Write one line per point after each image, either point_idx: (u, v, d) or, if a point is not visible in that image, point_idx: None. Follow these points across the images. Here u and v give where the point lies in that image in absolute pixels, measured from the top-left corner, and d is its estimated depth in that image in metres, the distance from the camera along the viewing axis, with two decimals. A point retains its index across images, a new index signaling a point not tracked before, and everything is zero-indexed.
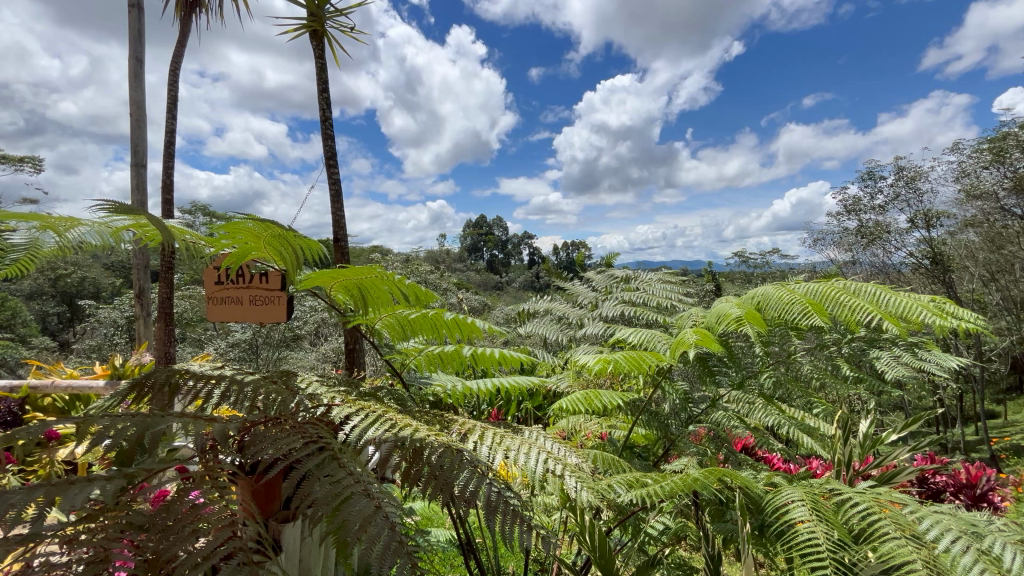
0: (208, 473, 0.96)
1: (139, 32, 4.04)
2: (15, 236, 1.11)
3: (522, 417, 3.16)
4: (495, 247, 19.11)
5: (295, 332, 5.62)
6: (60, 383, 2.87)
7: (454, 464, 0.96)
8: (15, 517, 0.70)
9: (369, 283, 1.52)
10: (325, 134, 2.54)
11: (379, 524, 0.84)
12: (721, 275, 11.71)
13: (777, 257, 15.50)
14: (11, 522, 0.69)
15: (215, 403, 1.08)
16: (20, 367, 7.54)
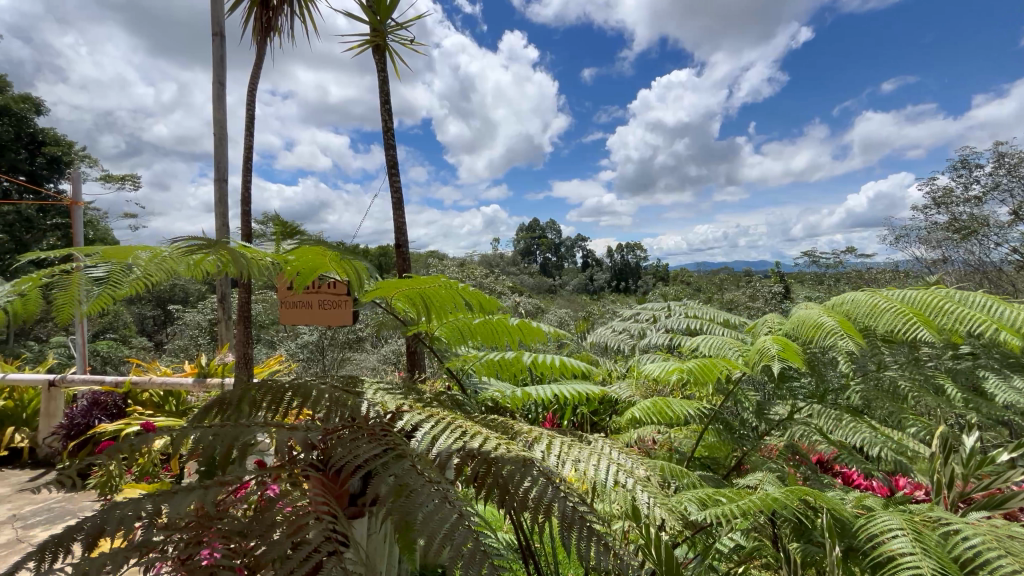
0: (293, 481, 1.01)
1: (221, 57, 4.37)
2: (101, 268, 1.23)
3: (578, 422, 3.07)
4: (549, 251, 18.94)
5: (358, 334, 5.89)
6: (155, 379, 3.16)
7: (527, 475, 0.95)
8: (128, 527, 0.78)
9: (432, 293, 1.55)
10: (388, 144, 2.63)
11: (463, 533, 0.85)
12: (790, 277, 10.99)
13: (853, 256, 14.32)
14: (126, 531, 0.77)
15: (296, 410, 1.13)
16: (122, 364, 8.38)
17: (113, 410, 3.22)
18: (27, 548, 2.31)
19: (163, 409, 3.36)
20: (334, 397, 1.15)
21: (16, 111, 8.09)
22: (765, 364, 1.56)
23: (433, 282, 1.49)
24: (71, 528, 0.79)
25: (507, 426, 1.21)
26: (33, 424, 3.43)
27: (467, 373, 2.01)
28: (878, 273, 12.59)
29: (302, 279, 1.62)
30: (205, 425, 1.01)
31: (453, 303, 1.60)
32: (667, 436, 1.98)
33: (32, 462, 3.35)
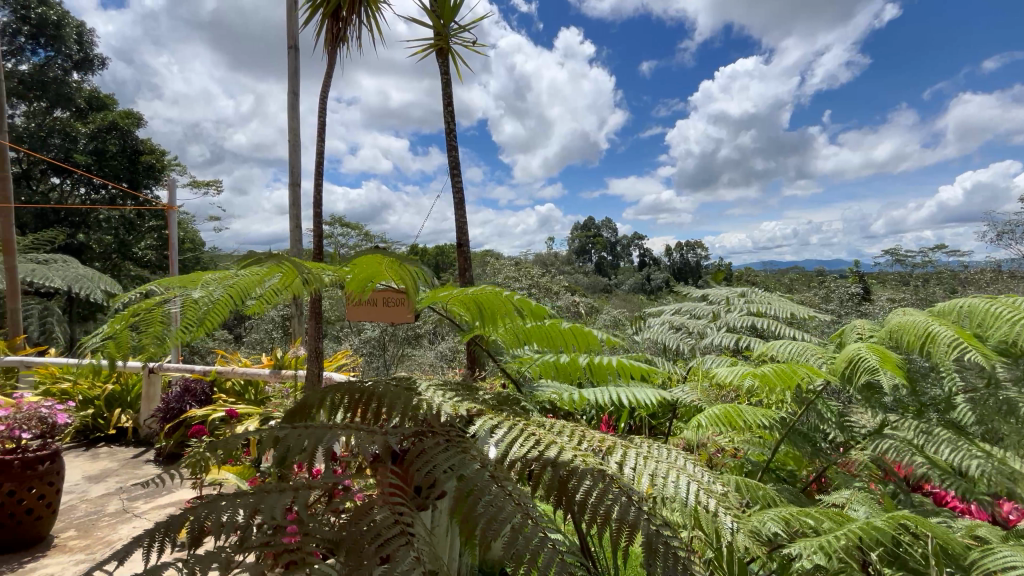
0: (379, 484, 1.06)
1: (295, 69, 4.63)
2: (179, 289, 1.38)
3: (636, 424, 2.97)
4: (604, 250, 18.41)
5: (416, 330, 6.06)
6: (238, 369, 3.42)
7: (605, 490, 0.94)
8: (227, 519, 0.86)
9: (484, 299, 1.55)
10: (451, 144, 2.67)
11: (548, 550, 0.82)
12: (871, 279, 10.12)
13: (946, 254, 12.95)
14: (224, 524, 0.85)
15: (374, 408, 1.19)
16: (207, 355, 9.13)
17: (202, 397, 3.53)
18: (132, 517, 2.58)
19: (243, 397, 3.62)
20: (408, 400, 1.19)
21: (121, 124, 9.04)
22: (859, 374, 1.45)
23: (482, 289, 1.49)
24: (174, 522, 0.87)
25: (576, 433, 1.20)
26: (136, 406, 3.83)
27: (523, 374, 2.01)
28: (977, 272, 11.30)
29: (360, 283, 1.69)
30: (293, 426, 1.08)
31: (505, 310, 1.58)
32: (734, 444, 1.87)
33: (135, 441, 3.73)
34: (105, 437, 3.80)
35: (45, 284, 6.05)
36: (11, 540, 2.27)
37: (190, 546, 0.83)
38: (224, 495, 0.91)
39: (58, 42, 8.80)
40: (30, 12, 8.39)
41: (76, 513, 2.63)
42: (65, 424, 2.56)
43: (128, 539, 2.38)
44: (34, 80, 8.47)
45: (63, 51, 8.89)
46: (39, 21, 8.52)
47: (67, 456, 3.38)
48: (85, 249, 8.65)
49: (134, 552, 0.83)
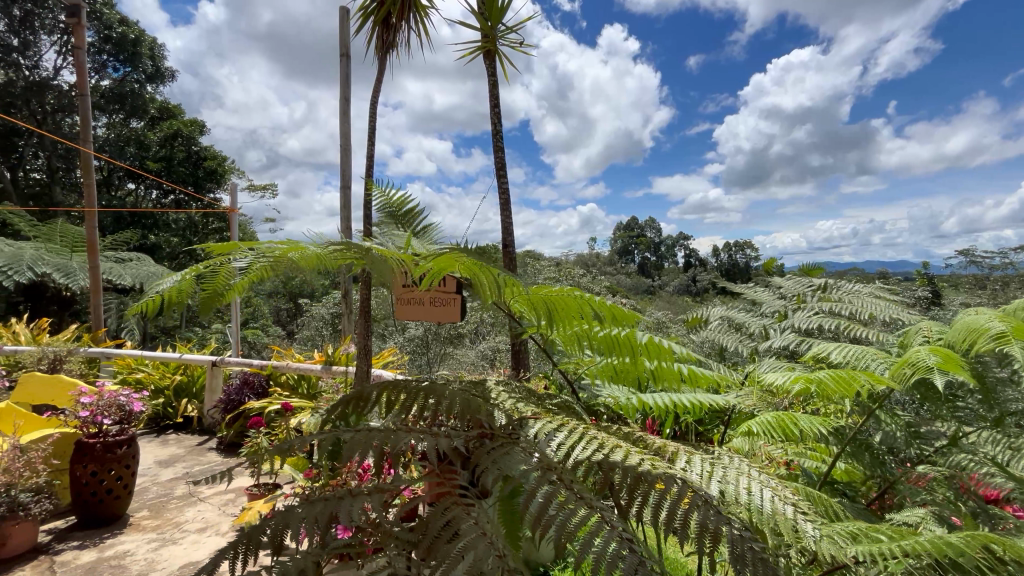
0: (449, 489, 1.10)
1: (346, 76, 4.79)
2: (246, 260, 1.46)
3: (680, 429, 2.84)
4: (648, 250, 17.71)
5: (460, 330, 6.12)
6: (292, 365, 3.58)
7: (683, 490, 0.94)
8: (309, 525, 0.92)
9: (559, 301, 1.58)
10: (498, 145, 2.67)
11: (628, 553, 0.83)
12: (945, 281, 9.29)
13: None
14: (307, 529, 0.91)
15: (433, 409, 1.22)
16: (262, 350, 9.60)
17: (259, 389, 3.72)
18: (197, 501, 2.75)
19: (297, 391, 3.78)
20: (463, 401, 1.22)
21: (186, 132, 9.68)
22: (918, 378, 1.34)
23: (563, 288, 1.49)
24: (253, 531, 0.93)
25: (636, 438, 1.20)
26: (199, 396, 4.10)
27: (578, 374, 2.01)
28: None
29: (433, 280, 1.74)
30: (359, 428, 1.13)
31: (580, 312, 1.61)
32: (791, 455, 1.77)
33: (200, 429, 3.98)
34: (174, 424, 4.09)
35: (122, 282, 6.59)
36: (93, 517, 2.47)
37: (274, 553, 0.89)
38: (298, 502, 0.97)
39: (135, 58, 9.54)
40: (111, 32, 9.16)
41: (148, 494, 2.84)
42: (140, 412, 2.76)
43: (194, 521, 2.54)
44: (114, 94, 9.24)
45: (139, 66, 9.64)
46: (119, 40, 9.27)
47: (141, 441, 3.67)
48: (156, 249, 9.34)
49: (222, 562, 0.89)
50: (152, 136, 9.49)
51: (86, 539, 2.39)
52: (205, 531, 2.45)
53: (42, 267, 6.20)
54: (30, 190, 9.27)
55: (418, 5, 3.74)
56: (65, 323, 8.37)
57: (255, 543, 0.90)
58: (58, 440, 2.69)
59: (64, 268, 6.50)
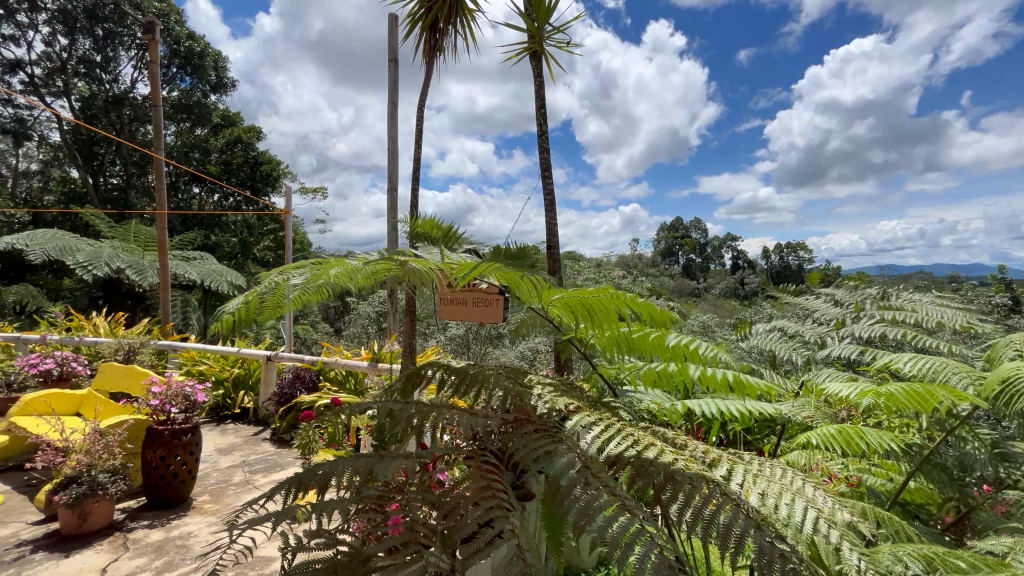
0: (481, 472, 1.14)
1: (394, 81, 4.92)
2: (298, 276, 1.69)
3: (727, 439, 2.68)
4: (693, 251, 16.92)
5: (500, 329, 6.13)
6: (341, 361, 3.70)
7: (706, 494, 0.90)
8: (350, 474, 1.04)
9: (595, 301, 1.56)
10: (544, 146, 2.65)
11: (648, 546, 0.82)
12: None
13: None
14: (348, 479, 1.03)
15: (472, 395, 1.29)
16: (312, 345, 10.00)
17: (310, 384, 3.87)
18: (253, 488, 2.90)
19: (345, 386, 3.91)
20: (513, 393, 1.26)
21: (245, 138, 10.24)
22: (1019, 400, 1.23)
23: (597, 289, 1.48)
24: (305, 473, 1.06)
25: (678, 440, 1.17)
26: (255, 389, 4.32)
27: (620, 378, 1.98)
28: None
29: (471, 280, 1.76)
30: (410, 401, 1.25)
31: (617, 313, 1.59)
32: (852, 470, 1.66)
33: (255, 420, 4.20)
34: (232, 414, 4.33)
35: (187, 278, 7.05)
36: (161, 499, 2.65)
37: (318, 494, 1.03)
38: (344, 455, 1.09)
39: (200, 70, 10.16)
40: (180, 46, 9.81)
41: (209, 480, 3.02)
42: (203, 402, 2.93)
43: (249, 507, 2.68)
44: (182, 104, 9.89)
45: (203, 77, 10.26)
46: (186, 53, 9.90)
47: (202, 430, 3.90)
48: (217, 248, 9.93)
49: (278, 495, 1.03)
50: (214, 142, 10.09)
51: (155, 519, 2.56)
52: None
53: (117, 263, 6.71)
54: (108, 194, 10.08)
55: (465, 9, 3.77)
56: (137, 316, 9.04)
57: (306, 484, 1.04)
58: (132, 426, 2.90)
59: (137, 265, 7.02)
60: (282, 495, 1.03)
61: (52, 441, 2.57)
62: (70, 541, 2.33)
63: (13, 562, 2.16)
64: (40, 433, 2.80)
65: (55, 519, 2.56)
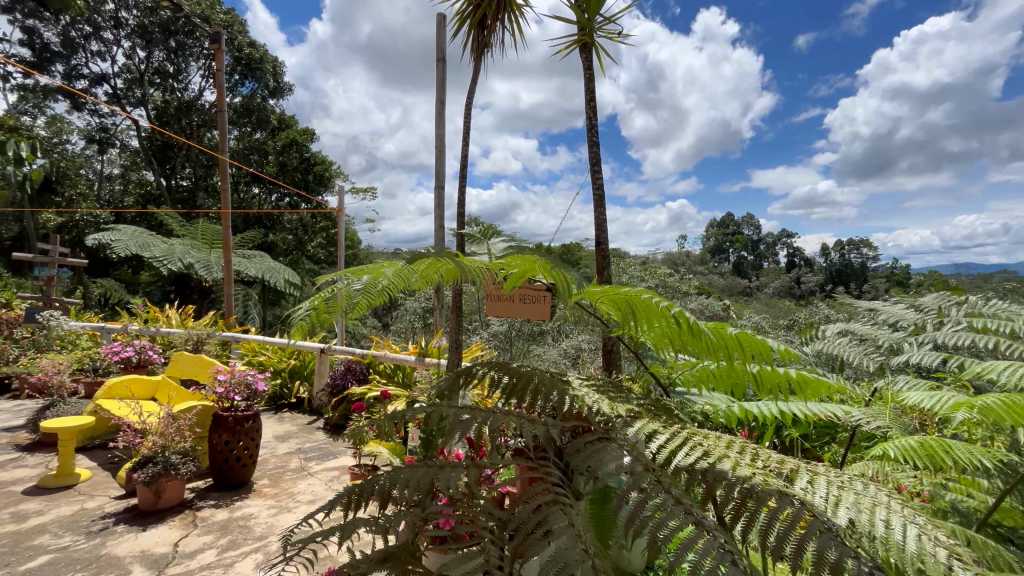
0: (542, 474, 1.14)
1: (442, 80, 4.98)
2: (356, 284, 1.85)
3: (780, 445, 2.50)
4: (745, 248, 16.07)
5: (542, 327, 6.10)
6: (390, 355, 3.82)
7: (797, 513, 0.85)
8: (410, 486, 1.06)
9: (638, 299, 1.48)
10: (593, 139, 2.59)
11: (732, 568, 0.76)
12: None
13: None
14: (408, 490, 1.05)
15: (527, 398, 1.28)
16: (362, 339, 10.33)
17: (360, 376, 4.00)
18: (307, 475, 3.03)
19: (393, 380, 4.01)
20: (564, 396, 1.24)
21: (300, 141, 10.70)
22: None
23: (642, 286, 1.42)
24: (367, 482, 1.10)
25: (748, 449, 1.13)
26: (310, 380, 4.51)
27: (672, 378, 1.92)
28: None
29: (513, 274, 1.73)
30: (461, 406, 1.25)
31: (663, 314, 1.49)
32: (927, 485, 1.52)
33: (310, 410, 4.39)
34: (289, 403, 4.55)
35: (248, 274, 7.46)
36: (225, 480, 2.83)
37: (380, 506, 1.06)
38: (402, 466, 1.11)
39: (259, 75, 10.70)
40: (241, 54, 10.35)
41: (268, 465, 3.19)
42: (263, 391, 3.10)
43: (305, 493, 2.80)
44: (244, 109, 10.45)
45: (262, 82, 10.80)
46: (247, 60, 10.44)
47: (262, 418, 4.12)
48: (274, 246, 10.47)
49: (339, 506, 1.07)
50: (271, 145, 10.60)
51: (220, 499, 2.74)
52: (314, 504, 2.68)
53: (187, 259, 7.19)
54: (179, 195, 10.84)
55: (513, 5, 3.74)
56: (203, 309, 9.68)
57: (368, 495, 1.08)
58: (200, 411, 3.11)
59: (204, 262, 7.50)
60: (345, 506, 1.08)
61: (131, 422, 2.79)
62: (147, 516, 2.53)
63: (100, 532, 2.36)
64: (122, 415, 3.05)
65: (134, 495, 2.78)
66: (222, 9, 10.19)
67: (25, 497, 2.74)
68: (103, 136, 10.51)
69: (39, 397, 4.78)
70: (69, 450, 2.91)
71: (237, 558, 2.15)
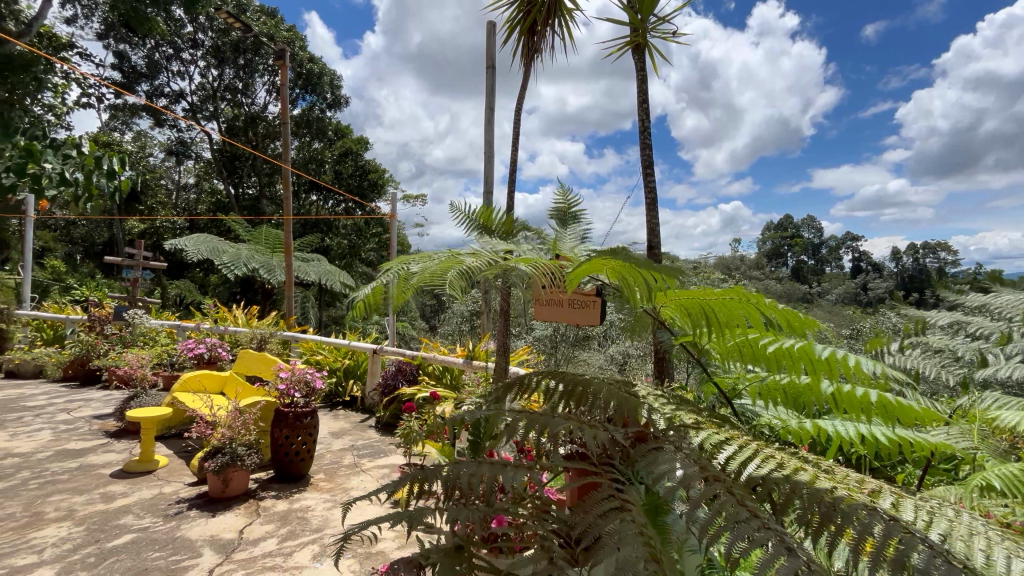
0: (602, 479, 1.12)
1: (491, 87, 5.04)
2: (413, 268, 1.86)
3: (846, 463, 2.32)
4: (805, 253, 15.15)
5: (588, 332, 6.01)
6: (438, 357, 3.90)
7: (889, 533, 0.80)
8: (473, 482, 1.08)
9: (717, 304, 1.44)
10: (645, 142, 2.54)
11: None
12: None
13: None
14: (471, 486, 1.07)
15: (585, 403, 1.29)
16: (411, 340, 10.59)
17: (410, 376, 4.09)
18: (360, 471, 3.15)
19: (442, 381, 4.09)
20: (622, 402, 1.23)
21: (354, 150, 11.18)
22: None
23: (726, 292, 1.36)
24: (430, 472, 1.13)
25: (825, 467, 1.10)
26: (362, 379, 4.67)
27: (737, 390, 1.83)
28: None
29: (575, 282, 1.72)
30: (513, 410, 1.26)
31: (744, 317, 1.44)
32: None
33: (362, 409, 4.56)
34: (343, 402, 4.73)
35: (306, 277, 7.85)
36: (286, 473, 2.98)
37: (445, 496, 1.08)
38: (465, 461, 1.13)
39: (318, 88, 11.26)
40: (302, 69, 10.95)
41: (324, 460, 3.33)
42: (320, 389, 3.25)
43: (357, 488, 2.91)
44: (304, 120, 11.03)
45: (320, 95, 11.36)
46: (308, 75, 11.03)
47: (318, 415, 4.31)
48: (330, 250, 10.96)
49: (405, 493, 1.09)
50: (328, 154, 11.13)
51: (281, 491, 2.88)
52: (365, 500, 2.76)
53: (253, 263, 7.68)
54: (245, 203, 11.59)
55: (564, 9, 3.73)
56: (266, 310, 10.27)
57: (431, 483, 1.10)
58: (263, 407, 3.30)
59: (268, 265, 7.96)
60: (410, 492, 1.11)
61: (204, 415, 3.00)
62: (216, 502, 2.70)
63: (175, 516, 2.55)
64: (195, 408, 3.30)
65: (205, 483, 2.99)
66: (285, 27, 10.83)
67: (112, 480, 3.01)
68: (180, 148, 11.30)
69: (124, 389, 5.24)
70: (149, 439, 3.16)
71: (296, 548, 2.25)
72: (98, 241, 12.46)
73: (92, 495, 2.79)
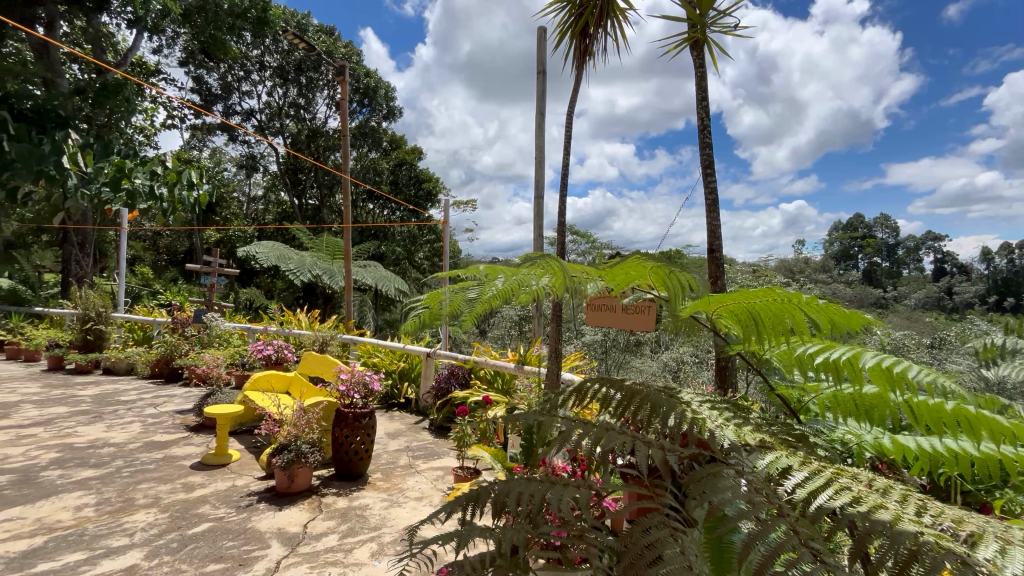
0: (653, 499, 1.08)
1: (542, 91, 5.05)
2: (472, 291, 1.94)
3: (931, 486, 2.10)
4: (878, 253, 14.03)
5: (640, 338, 5.86)
6: (490, 361, 3.94)
7: None
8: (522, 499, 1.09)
9: (762, 308, 1.37)
10: (705, 140, 2.44)
11: None
12: None
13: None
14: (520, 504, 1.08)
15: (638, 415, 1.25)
16: (461, 344, 10.75)
17: (463, 380, 4.14)
18: (414, 472, 3.22)
19: (494, 385, 4.11)
20: (681, 417, 1.18)
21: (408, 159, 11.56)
22: None
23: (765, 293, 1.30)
24: (480, 491, 1.14)
25: (912, 501, 1.01)
26: (416, 382, 4.79)
27: (803, 402, 1.72)
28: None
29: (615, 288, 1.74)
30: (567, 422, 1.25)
31: (790, 318, 1.36)
32: None
33: (416, 411, 4.67)
34: (399, 403, 4.87)
35: (363, 282, 8.17)
36: (345, 471, 3.09)
37: (495, 515, 1.10)
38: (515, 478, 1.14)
39: (373, 101, 11.76)
40: (359, 83, 11.48)
41: (381, 460, 3.44)
42: (377, 391, 3.36)
43: (413, 489, 2.98)
44: (360, 132, 11.54)
45: (375, 107, 11.84)
46: (365, 89, 11.55)
47: (375, 415, 4.46)
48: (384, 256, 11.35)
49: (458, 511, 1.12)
50: (384, 164, 11.56)
51: (341, 488, 2.99)
52: (421, 500, 2.82)
53: (315, 270, 8.10)
54: (307, 212, 12.27)
55: (616, 10, 3.67)
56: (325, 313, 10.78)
57: (481, 501, 1.12)
58: (325, 407, 3.44)
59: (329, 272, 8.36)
60: (463, 510, 1.13)
61: (271, 413, 3.19)
62: (282, 497, 2.85)
63: (247, 508, 2.72)
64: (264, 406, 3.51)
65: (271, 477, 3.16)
66: (342, 44, 11.38)
67: (193, 470, 3.25)
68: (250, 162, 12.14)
69: (202, 387, 5.67)
70: (223, 434, 3.39)
71: (355, 545, 2.34)
72: (180, 249, 13.57)
73: (175, 484, 3.02)
